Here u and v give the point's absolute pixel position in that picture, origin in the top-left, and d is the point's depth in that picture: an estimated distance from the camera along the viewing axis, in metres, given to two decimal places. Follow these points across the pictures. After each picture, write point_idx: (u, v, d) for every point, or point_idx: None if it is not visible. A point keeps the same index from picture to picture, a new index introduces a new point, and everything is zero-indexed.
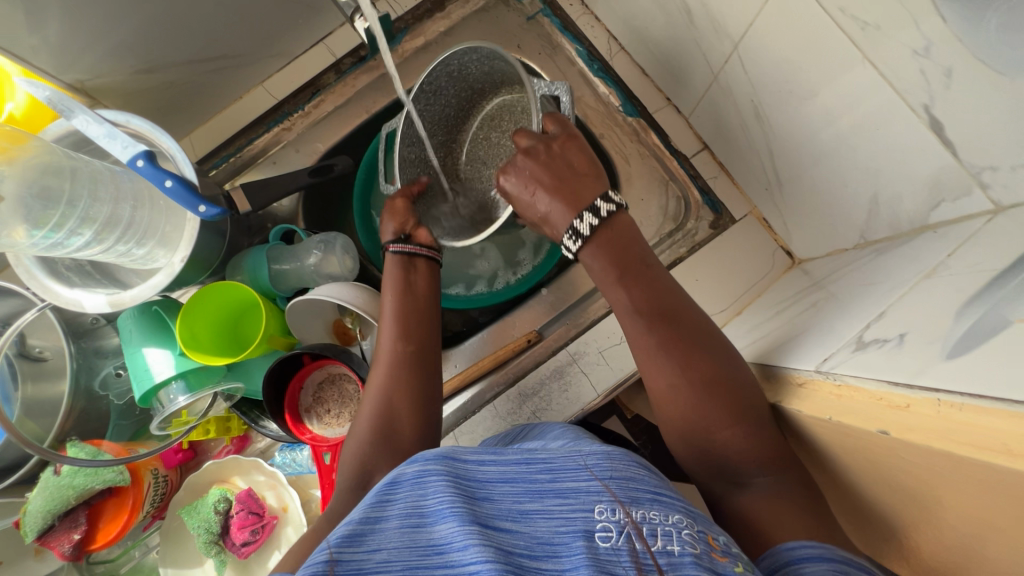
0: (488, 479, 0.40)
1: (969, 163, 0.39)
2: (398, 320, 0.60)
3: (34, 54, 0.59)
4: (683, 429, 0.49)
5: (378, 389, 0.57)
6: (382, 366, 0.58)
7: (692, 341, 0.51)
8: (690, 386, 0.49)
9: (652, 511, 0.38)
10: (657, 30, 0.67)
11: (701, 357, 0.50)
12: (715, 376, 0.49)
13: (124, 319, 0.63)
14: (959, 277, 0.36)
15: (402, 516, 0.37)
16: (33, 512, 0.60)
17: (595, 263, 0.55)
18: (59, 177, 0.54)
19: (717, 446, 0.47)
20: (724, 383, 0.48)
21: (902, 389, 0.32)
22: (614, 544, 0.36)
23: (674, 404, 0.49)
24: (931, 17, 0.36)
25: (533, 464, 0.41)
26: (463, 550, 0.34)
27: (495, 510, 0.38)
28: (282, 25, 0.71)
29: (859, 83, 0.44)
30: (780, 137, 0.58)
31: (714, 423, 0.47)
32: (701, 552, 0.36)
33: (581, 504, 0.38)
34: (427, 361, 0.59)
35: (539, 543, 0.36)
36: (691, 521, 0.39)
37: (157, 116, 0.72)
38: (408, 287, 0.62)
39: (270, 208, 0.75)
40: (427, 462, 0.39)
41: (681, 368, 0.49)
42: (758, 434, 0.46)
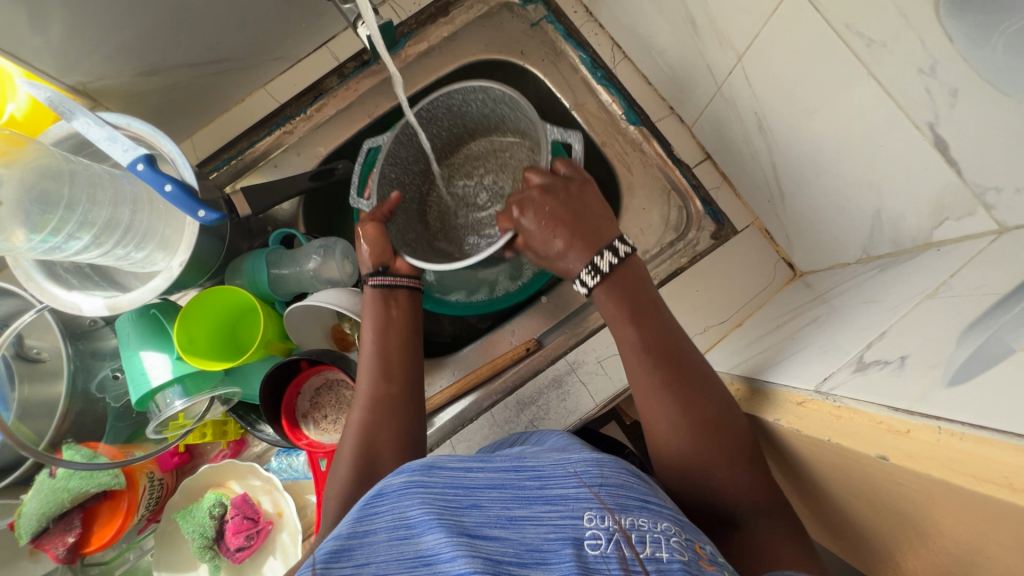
0: (477, 485, 0.39)
1: (973, 183, 0.39)
2: (376, 361, 0.59)
3: (36, 56, 0.58)
4: (684, 472, 0.49)
5: (355, 430, 0.56)
6: (359, 408, 0.57)
7: (698, 387, 0.51)
8: (692, 427, 0.49)
9: (640, 519, 0.39)
10: (661, 40, 0.67)
11: (702, 398, 0.50)
12: (716, 420, 0.49)
13: (122, 322, 0.63)
14: (962, 299, 0.35)
15: (389, 528, 0.36)
16: (27, 513, 0.60)
17: (609, 305, 0.55)
18: (57, 180, 0.54)
19: (716, 487, 0.48)
20: (724, 426, 0.48)
21: (903, 415, 0.32)
22: (603, 551, 0.37)
23: (674, 445, 0.50)
24: (936, 36, 0.36)
25: (521, 471, 0.41)
26: (452, 561, 0.34)
27: (483, 518, 0.37)
28: (285, 29, 0.71)
29: (863, 99, 0.44)
30: (783, 150, 0.57)
31: (713, 467, 0.48)
32: (689, 559, 0.37)
33: (570, 511, 0.39)
34: (411, 406, 0.58)
35: (528, 551, 0.36)
36: (679, 530, 0.40)
37: (159, 119, 0.72)
38: (388, 325, 0.61)
39: (270, 211, 0.75)
40: (412, 473, 0.38)
41: (681, 410, 0.49)
42: (750, 473, 0.47)
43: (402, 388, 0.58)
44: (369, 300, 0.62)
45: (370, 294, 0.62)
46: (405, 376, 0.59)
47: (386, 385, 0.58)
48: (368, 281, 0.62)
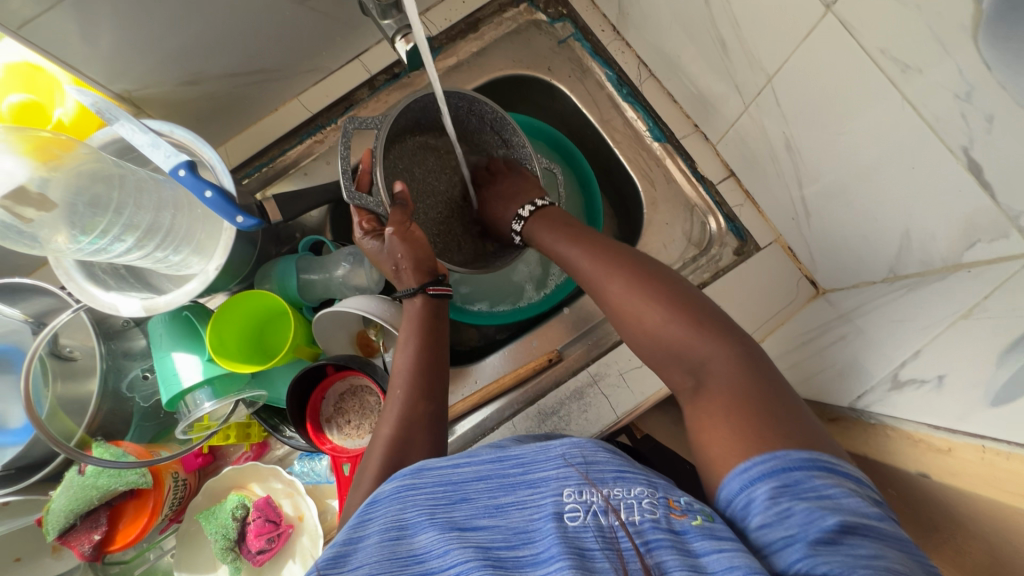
0: (463, 478, 0.40)
1: (1007, 206, 0.39)
2: (414, 376, 0.56)
3: (86, 64, 0.60)
4: (639, 332, 0.49)
5: (384, 442, 0.52)
6: (393, 421, 0.53)
7: (626, 255, 0.54)
8: (628, 282, 0.51)
9: (616, 488, 0.39)
10: (689, 60, 0.68)
11: (663, 287, 0.50)
12: (680, 304, 0.48)
13: (154, 323, 0.64)
14: (1000, 320, 0.36)
15: (381, 531, 0.37)
16: (56, 510, 0.61)
17: (540, 233, 0.65)
18: (108, 184, 0.56)
19: (663, 333, 0.47)
20: (688, 308, 0.47)
21: (945, 432, 0.33)
22: (583, 522, 0.37)
23: (621, 312, 0.51)
24: (973, 62, 0.37)
25: (504, 459, 0.42)
26: (443, 555, 0.35)
27: (471, 510, 0.39)
28: (320, 42, 0.73)
29: (895, 121, 0.45)
30: (811, 169, 0.58)
31: (687, 345, 0.46)
32: (660, 516, 0.37)
33: (551, 490, 0.39)
34: (442, 426, 0.55)
35: (515, 533, 0.37)
36: (652, 491, 0.39)
37: (197, 126, 0.74)
38: (430, 336, 0.59)
39: (300, 218, 0.76)
40: (403, 477, 0.40)
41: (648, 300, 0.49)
42: (688, 310, 0.47)
43: (438, 406, 0.56)
44: (419, 309, 0.61)
45: (423, 304, 0.61)
46: (440, 393, 0.57)
47: (424, 404, 0.55)
48: (431, 291, 0.61)
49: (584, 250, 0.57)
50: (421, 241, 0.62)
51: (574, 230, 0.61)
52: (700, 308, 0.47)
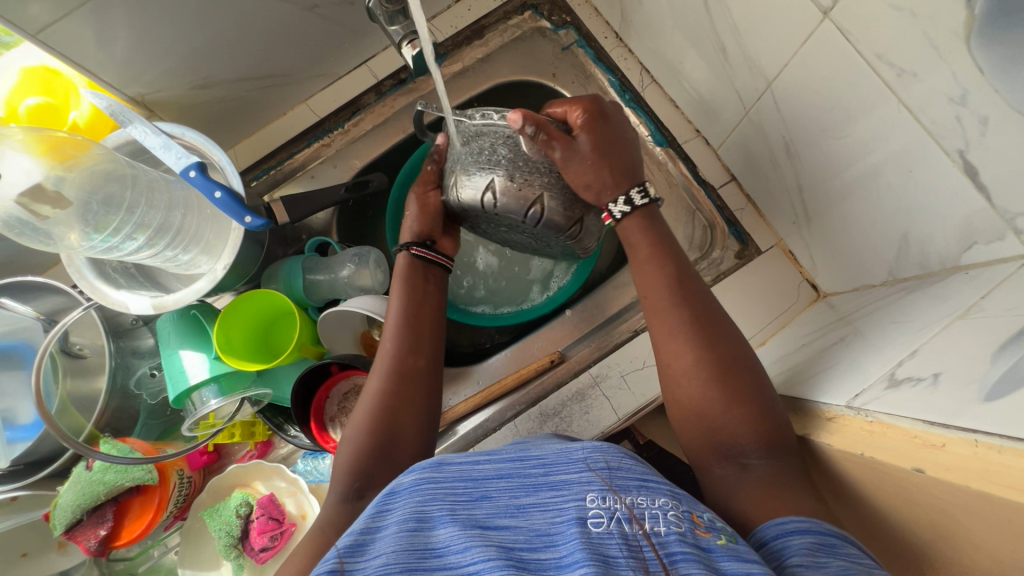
0: (484, 476, 0.41)
1: (1003, 208, 0.40)
2: (403, 330, 0.60)
3: (101, 68, 0.61)
4: (696, 412, 0.50)
5: (376, 395, 0.57)
6: (384, 373, 0.58)
7: (716, 329, 0.52)
8: (708, 361, 0.50)
9: (640, 497, 0.39)
10: (691, 66, 0.70)
11: (715, 338, 0.51)
12: (727, 361, 0.50)
13: (163, 321, 0.65)
14: (995, 319, 0.36)
15: (401, 521, 0.37)
16: (63, 505, 0.62)
17: (638, 239, 0.56)
18: (120, 184, 0.57)
19: (727, 424, 0.48)
20: (731, 369, 0.49)
21: (939, 428, 0.33)
22: (607, 528, 0.37)
23: (683, 384, 0.51)
24: (968, 67, 0.37)
25: (526, 461, 0.42)
26: (463, 552, 0.35)
27: (492, 508, 0.39)
28: (329, 48, 0.75)
29: (891, 123, 0.45)
30: (811, 172, 0.59)
31: (720, 403, 0.48)
32: (685, 530, 0.37)
33: (574, 494, 0.40)
34: (431, 379, 0.60)
35: (537, 535, 0.37)
36: (676, 503, 0.40)
37: (207, 129, 0.76)
38: (420, 294, 0.63)
39: (306, 220, 0.77)
40: (422, 470, 0.40)
41: (695, 348, 0.51)
42: (760, 419, 0.47)
43: (427, 361, 0.60)
44: (403, 266, 0.64)
45: (405, 263, 0.64)
46: (431, 350, 0.61)
47: (414, 358, 0.59)
48: (414, 251, 0.64)
49: (659, 266, 0.55)
50: (430, 209, 0.64)
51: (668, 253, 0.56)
52: (773, 418, 0.47)
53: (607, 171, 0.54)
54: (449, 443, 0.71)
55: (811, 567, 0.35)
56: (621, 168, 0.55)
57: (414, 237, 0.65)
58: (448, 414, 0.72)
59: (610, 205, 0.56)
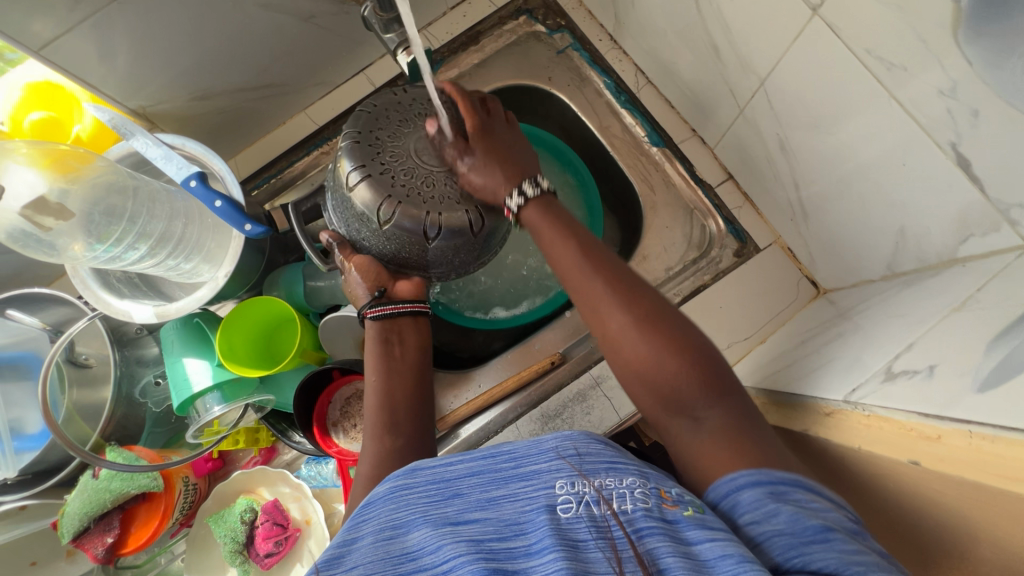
0: (456, 475, 0.41)
1: (996, 199, 0.40)
2: (379, 412, 0.59)
3: (103, 82, 0.62)
4: (637, 373, 0.47)
5: (365, 483, 0.53)
6: (368, 459, 0.55)
7: (635, 289, 0.50)
8: (635, 318, 0.48)
9: (607, 479, 0.40)
10: (684, 65, 0.70)
11: (641, 295, 0.50)
12: (654, 313, 0.48)
13: (167, 329, 0.66)
14: (990, 310, 0.36)
15: (375, 531, 0.38)
16: (71, 513, 0.63)
17: (538, 224, 0.57)
18: (122, 196, 0.58)
19: (665, 377, 0.45)
20: (661, 320, 0.48)
21: (933, 420, 0.33)
22: (575, 512, 0.38)
23: (621, 350, 0.48)
24: (957, 61, 0.37)
25: (497, 456, 0.43)
26: (436, 551, 0.36)
27: (463, 505, 0.39)
28: (327, 57, 0.76)
29: (883, 118, 0.46)
30: (806, 169, 0.59)
31: (659, 356, 0.46)
32: (652, 505, 0.37)
33: (543, 482, 0.40)
34: (417, 453, 0.57)
35: (507, 525, 0.38)
36: (644, 481, 0.40)
37: (208, 139, 0.77)
38: (395, 369, 0.61)
39: (307, 227, 0.78)
40: (395, 479, 0.42)
41: (623, 307, 0.49)
42: (700, 365, 0.45)
43: (408, 437, 0.57)
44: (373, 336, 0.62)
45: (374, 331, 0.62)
46: (408, 423, 0.58)
47: (391, 438, 0.57)
48: (370, 313, 0.61)
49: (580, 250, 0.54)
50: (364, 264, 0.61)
51: (573, 233, 0.56)
52: (711, 364, 0.45)
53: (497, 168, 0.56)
54: (452, 446, 0.71)
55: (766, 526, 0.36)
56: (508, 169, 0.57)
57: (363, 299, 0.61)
58: (449, 417, 0.72)
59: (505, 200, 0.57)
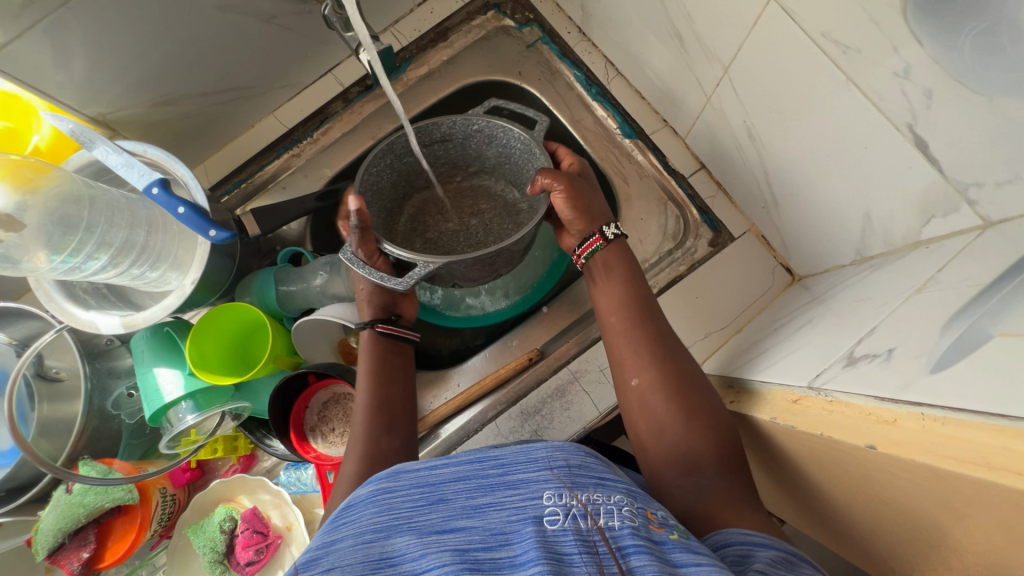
0: (442, 480, 0.41)
1: (955, 179, 0.40)
2: (373, 415, 0.60)
3: (60, 90, 0.61)
4: (656, 426, 0.52)
5: (350, 483, 0.55)
6: (358, 457, 0.56)
7: (671, 348, 0.56)
8: (666, 374, 0.53)
9: (595, 494, 0.40)
10: (652, 55, 0.69)
11: (671, 357, 0.55)
12: (681, 378, 0.53)
13: (136, 339, 0.65)
14: (946, 292, 0.36)
15: (356, 534, 0.38)
16: (44, 529, 0.62)
17: (615, 265, 0.60)
18: (79, 205, 0.57)
19: (683, 438, 0.50)
20: (685, 386, 0.53)
21: (889, 404, 0.33)
22: (562, 525, 0.37)
23: (645, 408, 0.53)
24: (907, 41, 0.37)
25: (485, 461, 0.42)
26: (418, 559, 0.36)
27: (448, 511, 0.39)
28: (292, 58, 0.75)
29: (842, 101, 0.45)
30: (773, 156, 0.59)
31: (680, 418, 0.51)
32: (639, 524, 0.38)
33: (531, 492, 0.40)
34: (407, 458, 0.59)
35: (492, 535, 0.37)
36: (631, 500, 0.40)
37: (174, 145, 0.75)
38: (391, 375, 0.63)
39: (279, 231, 0.77)
40: (379, 481, 0.41)
41: (653, 366, 0.54)
42: (713, 433, 0.50)
43: (402, 439, 0.60)
44: (370, 348, 0.63)
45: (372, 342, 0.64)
46: (403, 423, 0.61)
47: (387, 439, 0.59)
48: (380, 328, 0.63)
49: (625, 308, 0.58)
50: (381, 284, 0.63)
51: (632, 283, 0.59)
52: (722, 432, 0.50)
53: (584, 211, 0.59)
54: (432, 446, 0.71)
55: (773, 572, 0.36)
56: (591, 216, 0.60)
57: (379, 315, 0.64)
58: (429, 418, 0.72)
59: (600, 227, 0.60)
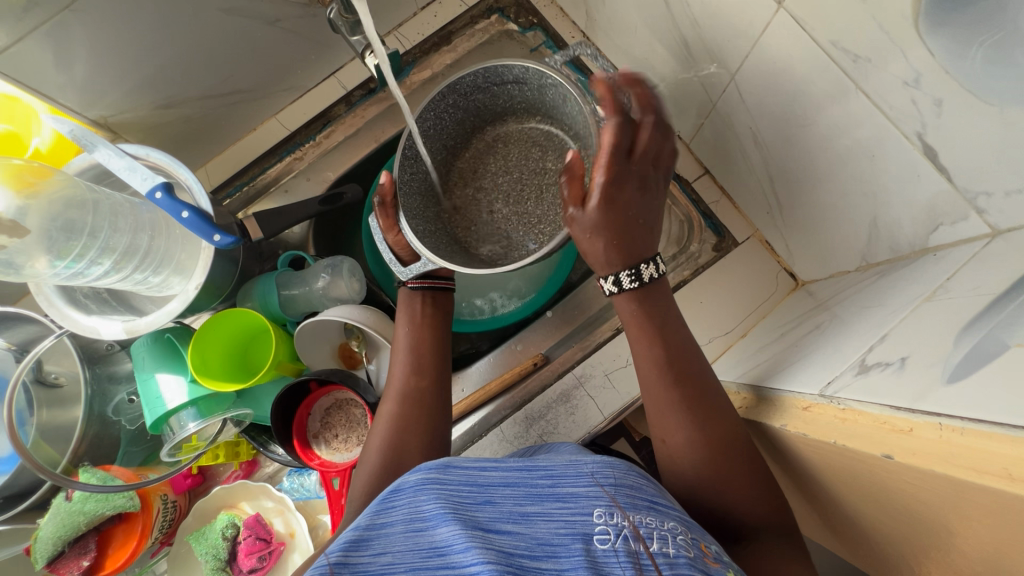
0: (491, 483, 0.41)
1: (964, 188, 0.40)
2: (410, 356, 0.64)
3: (61, 92, 0.61)
4: (697, 487, 0.52)
5: (389, 423, 0.59)
6: (394, 399, 0.61)
7: (710, 410, 0.52)
8: (704, 443, 0.51)
9: (649, 517, 0.40)
10: (658, 61, 0.70)
11: (711, 417, 0.52)
12: (721, 440, 0.51)
13: (136, 345, 0.65)
14: (959, 300, 0.36)
15: (405, 520, 0.38)
16: (44, 537, 0.61)
17: (628, 314, 0.55)
18: (82, 210, 0.56)
19: (728, 499, 0.50)
20: (726, 446, 0.51)
21: (905, 413, 0.33)
22: (612, 546, 0.38)
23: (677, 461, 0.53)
24: (920, 51, 0.37)
25: (533, 471, 0.43)
26: (465, 551, 0.35)
27: (495, 513, 0.39)
28: (295, 61, 0.74)
29: (851, 110, 0.46)
30: (779, 162, 0.59)
31: (723, 477, 0.50)
32: (695, 556, 0.38)
33: (581, 508, 0.40)
34: (440, 397, 0.63)
35: (539, 544, 0.38)
36: (685, 528, 0.40)
37: (175, 148, 0.75)
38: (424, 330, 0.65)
39: (281, 235, 0.77)
40: (428, 471, 0.40)
41: (690, 426, 0.52)
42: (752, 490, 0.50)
43: (433, 385, 0.63)
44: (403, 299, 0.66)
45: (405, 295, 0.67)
46: (434, 366, 0.64)
47: (417, 378, 0.62)
48: (410, 284, 0.66)
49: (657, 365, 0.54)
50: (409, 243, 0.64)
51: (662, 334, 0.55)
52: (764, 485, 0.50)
53: (617, 233, 0.51)
54: None
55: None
56: (617, 250, 0.52)
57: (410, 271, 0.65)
58: None
59: (617, 274, 0.54)
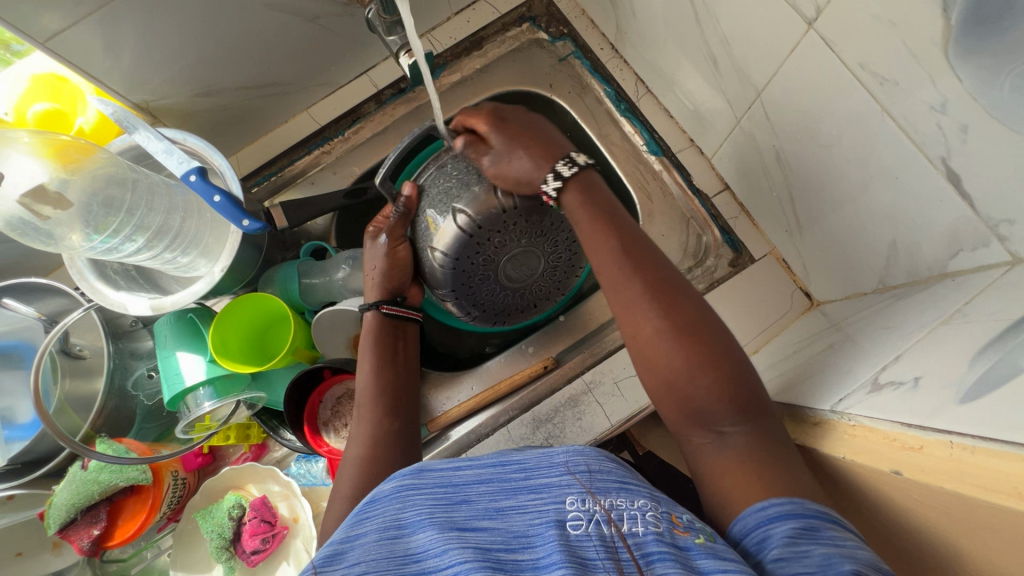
0: (465, 482, 0.41)
1: (986, 215, 0.40)
2: (377, 395, 0.63)
3: (107, 75, 0.63)
4: (664, 377, 0.49)
5: (356, 462, 0.57)
6: (361, 441, 0.59)
7: (672, 293, 0.51)
8: (669, 330, 0.49)
9: (619, 499, 0.40)
10: (684, 77, 0.71)
11: (680, 302, 0.51)
12: (692, 323, 0.49)
13: (159, 323, 0.67)
14: (975, 324, 0.36)
15: (380, 529, 0.38)
16: (58, 504, 0.63)
17: (577, 209, 0.56)
18: (122, 187, 0.59)
19: (696, 392, 0.47)
20: (699, 334, 0.49)
21: (915, 431, 0.34)
22: (585, 530, 0.38)
23: (653, 361, 0.50)
24: (947, 77, 0.38)
25: (507, 465, 0.43)
26: (441, 555, 0.36)
27: (472, 511, 0.40)
28: (330, 59, 0.77)
29: (876, 132, 0.46)
30: (801, 181, 0.59)
31: (700, 381, 0.47)
32: (663, 530, 0.38)
33: (553, 496, 0.41)
34: (412, 437, 0.62)
35: (515, 537, 0.38)
36: (654, 504, 0.41)
37: (209, 136, 0.77)
38: (387, 352, 0.66)
39: (305, 226, 0.79)
40: (403, 477, 0.41)
41: (661, 312, 0.50)
42: (730, 384, 0.47)
43: (403, 421, 0.62)
44: (371, 329, 0.66)
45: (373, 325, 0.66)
46: (405, 408, 0.64)
47: (389, 421, 0.61)
48: (384, 309, 0.66)
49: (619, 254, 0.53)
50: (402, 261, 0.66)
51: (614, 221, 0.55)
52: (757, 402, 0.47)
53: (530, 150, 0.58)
54: (442, 448, 0.71)
55: (793, 559, 0.36)
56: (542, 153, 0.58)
57: (383, 295, 0.66)
58: (440, 419, 0.73)
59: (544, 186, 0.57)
